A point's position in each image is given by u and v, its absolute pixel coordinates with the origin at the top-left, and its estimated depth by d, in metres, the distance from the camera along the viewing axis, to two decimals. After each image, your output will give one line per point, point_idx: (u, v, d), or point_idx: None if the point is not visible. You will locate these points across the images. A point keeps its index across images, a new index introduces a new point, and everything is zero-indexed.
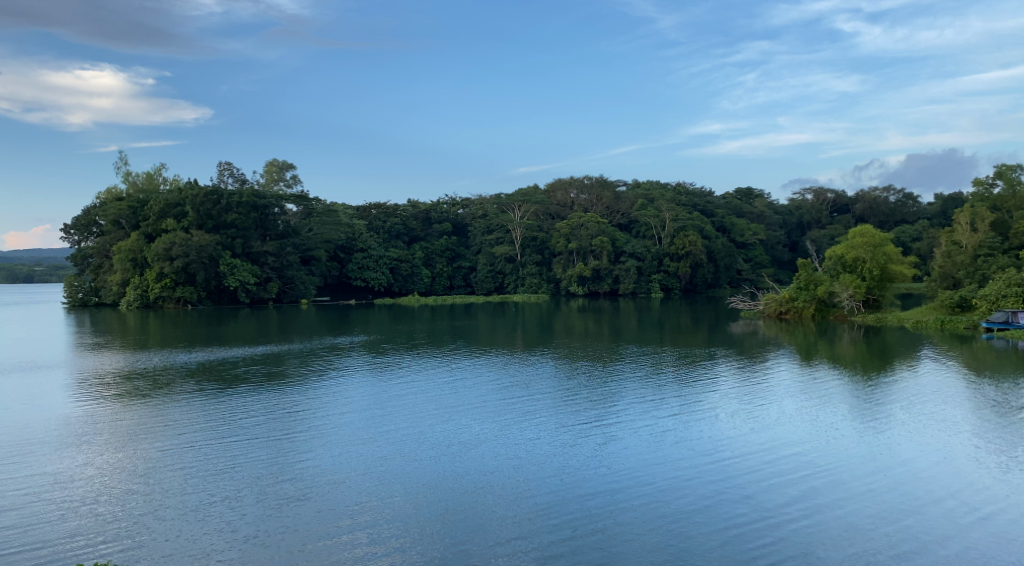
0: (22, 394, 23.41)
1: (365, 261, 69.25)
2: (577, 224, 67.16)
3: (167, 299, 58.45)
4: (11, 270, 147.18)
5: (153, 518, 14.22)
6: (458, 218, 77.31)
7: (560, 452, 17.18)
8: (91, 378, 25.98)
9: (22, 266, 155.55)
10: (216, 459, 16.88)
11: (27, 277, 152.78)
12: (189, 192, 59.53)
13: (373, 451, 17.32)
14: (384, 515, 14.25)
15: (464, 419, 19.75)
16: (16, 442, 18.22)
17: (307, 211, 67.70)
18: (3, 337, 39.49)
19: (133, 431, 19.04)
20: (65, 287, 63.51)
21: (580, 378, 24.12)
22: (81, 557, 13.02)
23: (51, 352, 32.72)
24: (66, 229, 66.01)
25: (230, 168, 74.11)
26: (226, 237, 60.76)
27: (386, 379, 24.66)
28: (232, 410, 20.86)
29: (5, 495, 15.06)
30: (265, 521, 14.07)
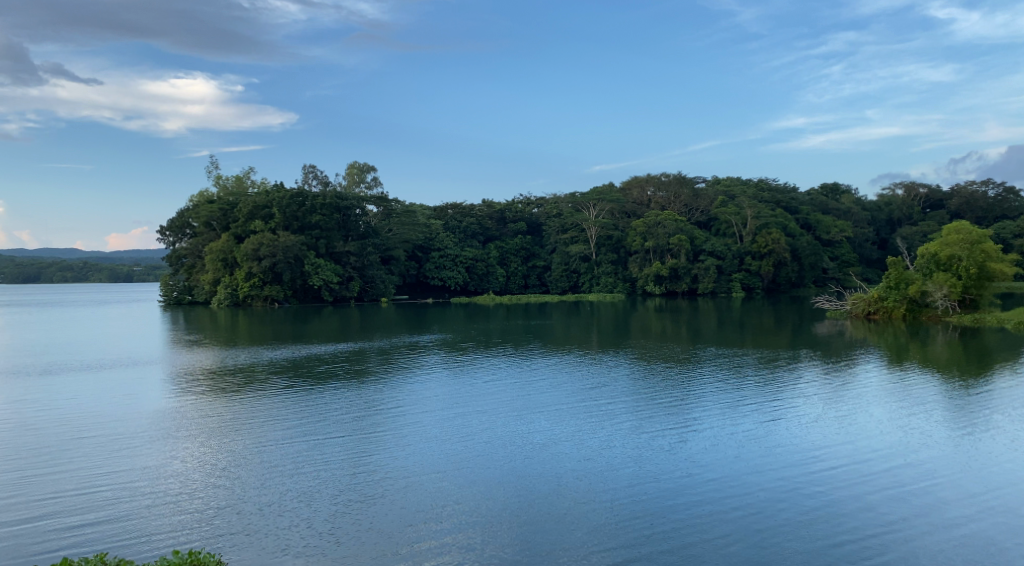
0: (120, 388, 24.21)
1: (441, 260, 69.64)
2: (654, 223, 66.03)
3: (255, 299, 60.09)
4: (112, 270, 155.93)
5: (234, 510, 14.36)
6: (533, 217, 76.90)
7: (638, 457, 16.77)
8: (188, 373, 26.71)
9: (119, 267, 162.64)
10: (299, 455, 16.99)
11: (125, 277, 159.43)
12: (276, 194, 61.71)
13: (449, 452, 17.16)
14: (460, 516, 14.09)
15: (541, 421, 19.45)
16: (113, 434, 18.78)
17: (387, 212, 68.61)
18: (105, 334, 41.08)
19: (222, 425, 19.40)
20: (160, 287, 65.86)
21: (661, 381, 23.55)
22: (174, 545, 13.26)
23: (150, 349, 33.77)
24: (162, 231, 68.47)
25: (314, 170, 76.01)
26: (311, 237, 61.99)
27: (464, 379, 24.57)
28: (315, 406, 21.10)
29: (101, 485, 15.49)
30: (340, 518, 14.05)
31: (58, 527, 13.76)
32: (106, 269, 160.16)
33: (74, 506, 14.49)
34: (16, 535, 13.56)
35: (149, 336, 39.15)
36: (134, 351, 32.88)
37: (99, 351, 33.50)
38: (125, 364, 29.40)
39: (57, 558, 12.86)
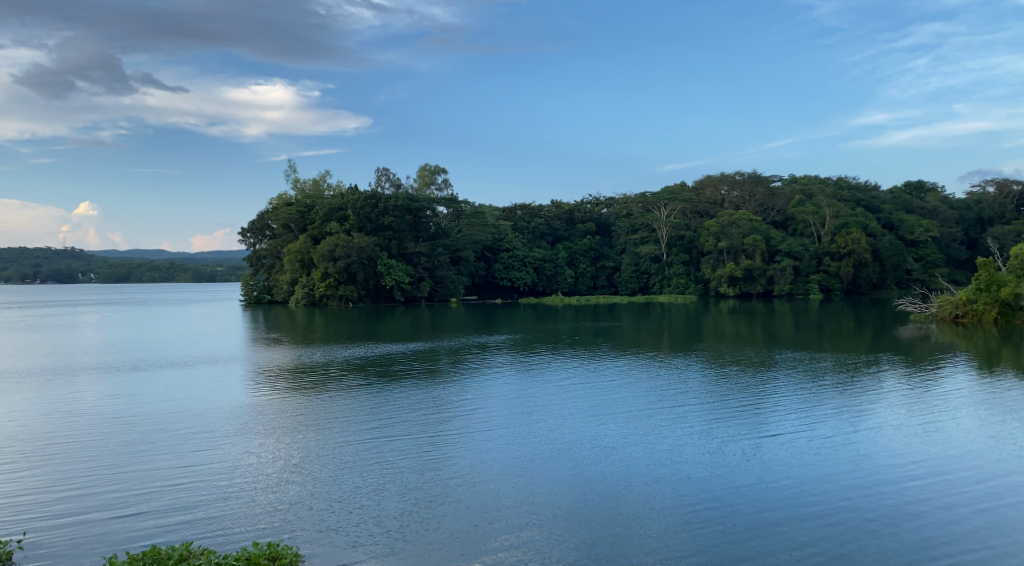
0: (202, 384, 24.75)
1: (510, 261, 69.62)
2: (728, 222, 64.93)
3: (331, 298, 61.21)
4: (197, 272, 163.21)
5: (306, 505, 14.37)
6: (602, 217, 76.19)
7: (712, 462, 16.28)
8: (266, 370, 27.14)
9: (203, 268, 168.38)
10: (370, 453, 16.93)
11: (209, 277, 164.74)
12: (351, 196, 62.86)
13: (518, 453, 16.93)
14: (528, 517, 13.85)
15: (612, 424, 19.07)
16: (194, 429, 19.14)
17: (457, 213, 68.94)
18: (190, 332, 42.35)
19: (297, 422, 19.55)
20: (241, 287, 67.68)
21: (734, 385, 22.93)
22: (251, 536, 13.35)
23: (230, 347, 34.48)
24: (244, 233, 70.44)
25: (388, 172, 77.23)
26: (384, 238, 62.55)
27: (533, 380, 24.34)
28: (386, 404, 21.10)
29: (182, 477, 15.75)
30: (408, 516, 13.93)
31: (140, 515, 14.02)
32: (190, 270, 165.93)
33: (156, 497, 14.76)
34: (103, 520, 13.87)
35: (229, 334, 40.06)
36: (216, 349, 33.68)
37: (184, 348, 34.45)
38: (207, 361, 30.08)
39: (143, 544, 13.08)
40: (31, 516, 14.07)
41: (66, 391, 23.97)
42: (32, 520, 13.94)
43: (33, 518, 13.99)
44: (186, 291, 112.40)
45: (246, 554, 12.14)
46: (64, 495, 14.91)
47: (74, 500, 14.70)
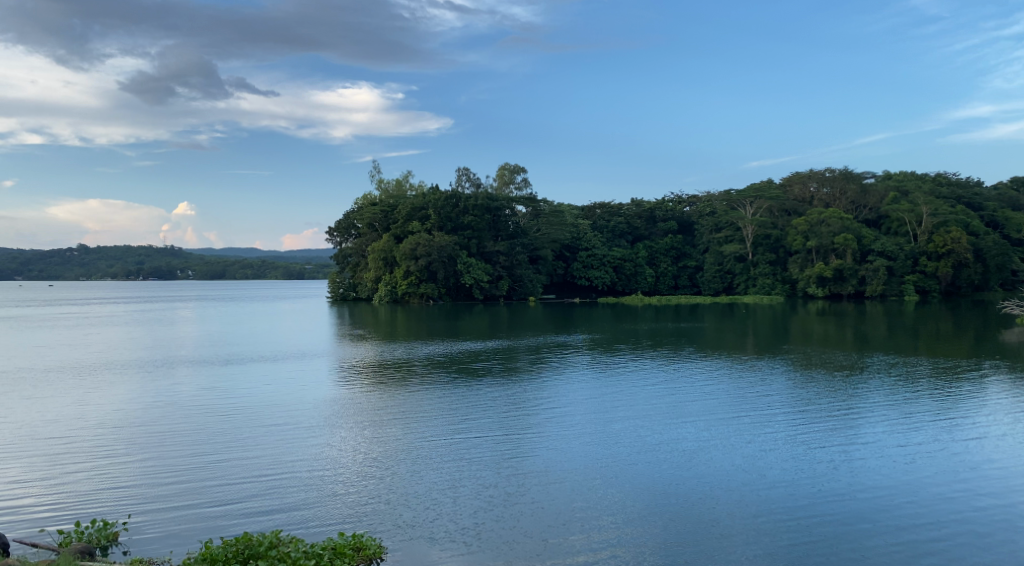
0: (288, 379, 25.13)
1: (589, 260, 68.98)
2: (817, 220, 62.90)
3: (412, 295, 61.72)
4: (288, 269, 167.97)
5: (383, 500, 14.28)
6: (684, 215, 74.71)
7: (798, 468, 15.61)
8: (349, 366, 27.39)
9: (292, 266, 172.80)
10: (447, 450, 16.77)
11: (297, 274, 168.42)
12: (432, 196, 63.67)
13: (596, 454, 16.53)
14: (608, 518, 13.48)
15: (692, 427, 18.50)
16: (277, 422, 19.35)
17: (536, 212, 68.75)
18: (279, 327, 43.24)
19: (377, 417, 19.56)
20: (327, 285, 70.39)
21: (821, 389, 22.04)
22: (332, 526, 13.33)
23: (317, 342, 35.04)
24: (331, 233, 71.92)
25: (468, 172, 77.61)
26: (463, 237, 62.86)
27: (611, 380, 23.88)
28: (464, 401, 20.96)
29: (266, 468, 15.88)
30: (483, 513, 13.68)
31: (228, 502, 14.20)
32: (281, 267, 170.55)
33: (244, 486, 14.93)
34: (195, 506, 14.08)
35: (315, 330, 40.76)
36: (302, 344, 34.28)
37: (272, 343, 35.18)
38: (292, 356, 30.55)
39: (236, 530, 13.22)
40: (130, 500, 14.39)
41: (163, 382, 24.70)
42: (131, 504, 14.25)
43: (132, 502, 14.30)
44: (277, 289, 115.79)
45: (332, 544, 12.16)
46: (161, 481, 15.24)
47: (169, 487, 14.99)
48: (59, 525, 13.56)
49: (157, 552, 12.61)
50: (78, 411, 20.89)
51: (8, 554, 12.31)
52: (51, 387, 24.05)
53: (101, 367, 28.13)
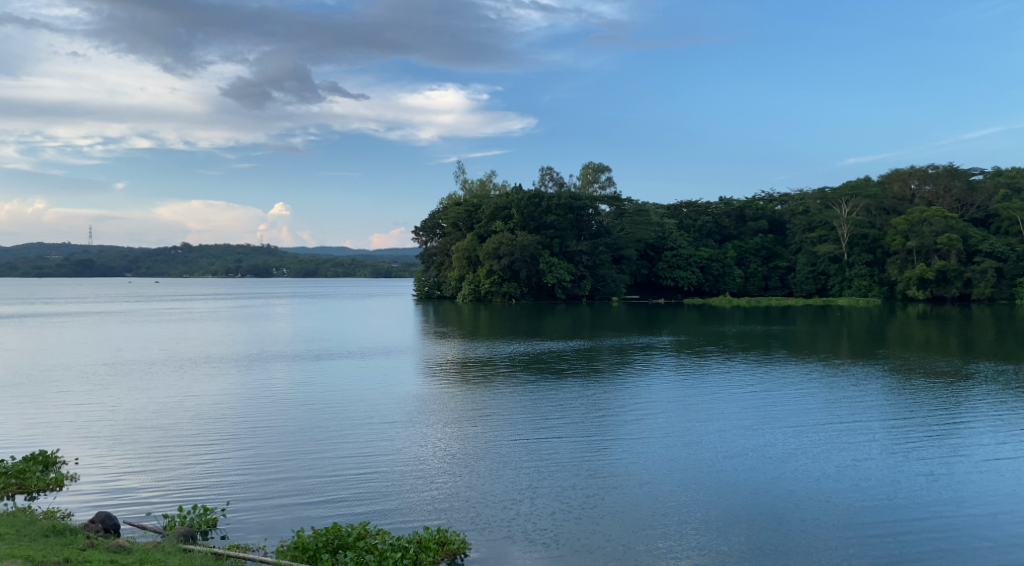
0: (374, 375, 25.41)
1: (675, 260, 67.92)
2: (919, 219, 60.28)
3: (495, 295, 62.07)
4: (377, 268, 170.92)
5: (461, 498, 14.17)
6: (776, 214, 72.60)
7: (895, 478, 14.92)
8: (433, 363, 27.52)
9: (381, 265, 175.60)
10: (525, 450, 16.57)
11: (386, 272, 171.17)
12: (515, 196, 63.60)
13: (680, 458, 16.10)
14: (690, 525, 13.07)
15: (780, 433, 17.84)
16: (363, 417, 19.55)
17: (620, 211, 68.06)
18: (367, 324, 43.91)
19: (457, 415, 19.50)
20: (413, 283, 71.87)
21: (920, 397, 21.06)
22: (417, 521, 13.31)
23: (402, 339, 35.50)
24: (417, 232, 72.86)
25: (552, 172, 77.53)
26: (546, 237, 62.77)
27: (697, 383, 23.31)
28: (545, 401, 20.73)
29: (351, 462, 16.01)
30: (560, 515, 13.44)
31: (317, 495, 14.34)
32: (370, 265, 173.58)
33: (331, 479, 15.09)
34: (287, 497, 14.28)
35: (401, 328, 41.25)
36: (389, 341, 34.66)
37: (360, 339, 35.72)
38: (378, 352, 30.89)
39: (326, 521, 13.35)
40: (228, 489, 14.69)
41: (258, 377, 25.32)
42: (229, 492, 14.57)
43: (231, 491, 14.62)
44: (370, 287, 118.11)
45: (417, 537, 12.07)
46: (257, 472, 15.55)
47: (265, 477, 15.27)
48: (164, 509, 13.96)
49: (253, 538, 12.81)
50: (180, 402, 21.57)
51: (118, 534, 12.68)
52: (155, 379, 24.98)
53: (200, 360, 29.14)
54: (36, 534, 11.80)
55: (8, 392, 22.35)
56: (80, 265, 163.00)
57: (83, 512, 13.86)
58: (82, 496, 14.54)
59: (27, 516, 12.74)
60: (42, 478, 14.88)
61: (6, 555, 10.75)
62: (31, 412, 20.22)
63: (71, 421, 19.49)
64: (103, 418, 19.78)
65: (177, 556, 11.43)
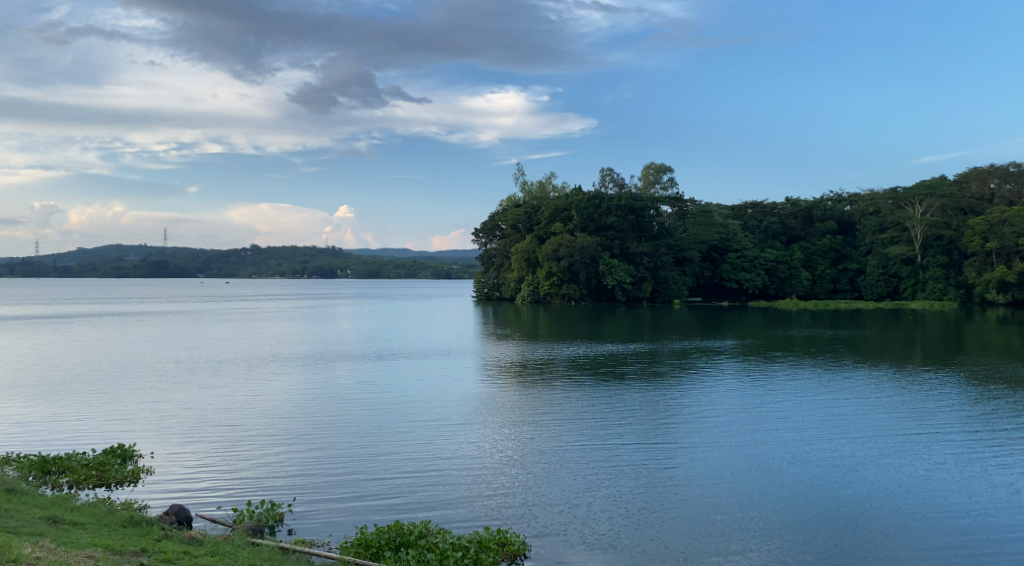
0: (437, 375, 25.63)
1: (739, 261, 66.92)
2: (999, 220, 58.15)
3: (554, 296, 62.21)
4: (437, 270, 172.11)
5: (518, 501, 14.10)
6: (845, 215, 70.83)
7: (970, 490, 14.44)
8: (493, 364, 27.62)
9: (442, 266, 176.66)
10: (584, 454, 16.49)
11: (447, 274, 172.33)
12: (575, 197, 63.48)
13: (742, 465, 15.83)
14: (753, 536, 12.77)
15: (849, 441, 17.42)
16: (425, 417, 19.71)
17: (682, 212, 67.47)
18: (429, 325, 44.27)
19: (516, 417, 19.50)
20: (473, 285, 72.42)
21: (998, 405, 20.34)
22: (480, 521, 13.36)
23: (462, 340, 35.75)
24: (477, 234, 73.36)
25: (612, 173, 77.13)
26: (606, 238, 62.57)
27: (761, 388, 22.92)
28: (605, 405, 20.59)
29: (413, 462, 16.15)
30: (619, 520, 13.26)
31: (379, 494, 14.47)
32: (431, 267, 174.85)
33: (395, 478, 15.26)
34: (349, 495, 14.46)
35: (462, 329, 41.54)
36: (450, 342, 34.91)
37: (421, 340, 36.05)
38: (439, 353, 31.12)
39: (389, 519, 13.50)
40: (295, 486, 14.94)
41: (323, 376, 25.72)
42: (295, 488, 14.84)
43: (296, 487, 14.89)
44: (433, 289, 119.09)
45: (477, 537, 12.09)
46: (321, 469, 15.81)
47: (331, 475, 15.51)
48: (234, 503, 14.28)
49: (318, 533, 13.00)
50: (248, 400, 22.05)
51: (190, 526, 13.00)
52: (224, 377, 25.59)
53: (268, 358, 29.82)
54: (114, 524, 12.17)
55: (87, 387, 23.21)
56: (155, 266, 168.41)
57: (158, 504, 14.25)
58: (156, 488, 14.97)
59: (106, 507, 13.17)
60: (120, 471, 15.39)
61: (88, 543, 11.08)
62: (109, 407, 20.95)
63: (147, 416, 20.11)
64: (176, 413, 20.38)
65: (246, 549, 11.65)
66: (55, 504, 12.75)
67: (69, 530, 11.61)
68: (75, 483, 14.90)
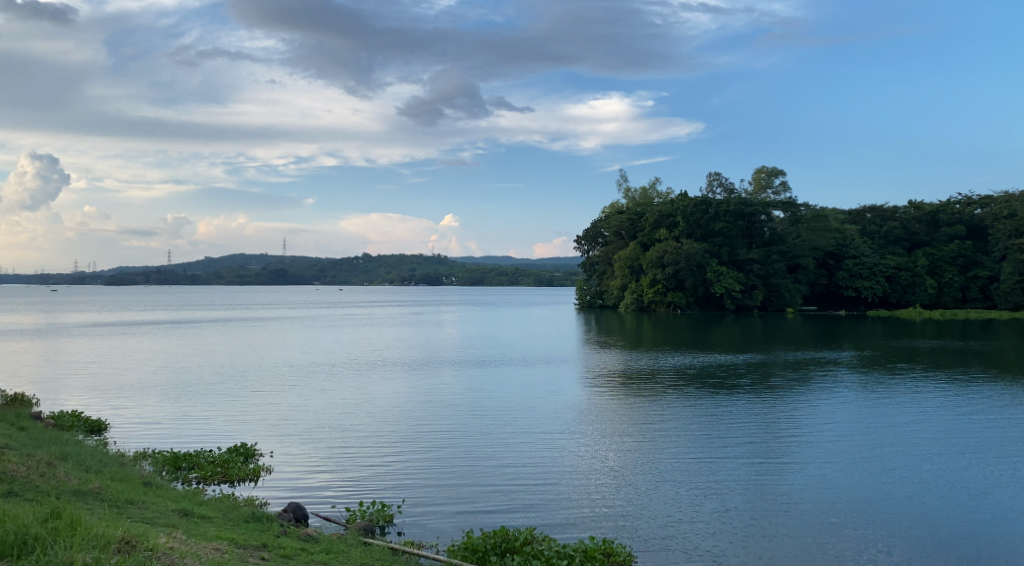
0: (543, 383, 25.96)
1: (857, 269, 64.99)
2: None
3: (660, 304, 61.83)
4: (540, 276, 172.52)
5: (620, 513, 14.24)
6: (975, 218, 67.24)
7: None
8: (600, 373, 27.75)
9: (544, 273, 176.80)
10: (690, 467, 16.44)
11: (548, 281, 171.01)
12: (681, 203, 62.87)
13: (856, 483, 15.46)
14: (861, 558, 12.53)
15: (976, 461, 16.73)
16: (532, 426, 20.01)
17: (795, 218, 65.85)
18: (533, 332, 44.71)
19: (622, 428, 19.57)
20: (576, 292, 72.85)
21: None
22: (589, 531, 13.56)
23: (565, 347, 35.92)
24: (579, 241, 73.70)
25: (720, 178, 76.03)
26: (714, 245, 61.89)
27: (881, 402, 22.20)
28: (714, 417, 20.42)
29: (522, 471, 16.47)
30: (724, 536, 13.22)
31: (487, 502, 14.84)
32: (533, 274, 175.18)
33: (503, 485, 15.65)
34: (457, 501, 14.92)
35: (566, 336, 41.82)
36: (554, 349, 35.22)
37: (525, 347, 36.45)
38: (544, 360, 31.43)
39: (496, 524, 13.90)
40: (404, 490, 15.52)
41: (431, 381, 26.41)
42: (405, 491, 15.43)
43: (406, 490, 15.49)
44: (537, 296, 119.71)
45: (582, 547, 12.27)
46: (431, 474, 16.37)
47: (440, 480, 16.02)
48: (346, 503, 14.97)
49: (426, 536, 13.49)
50: (360, 404, 22.90)
51: (307, 524, 13.69)
52: (337, 381, 26.63)
53: (379, 363, 30.78)
54: (238, 519, 12.95)
55: (212, 389, 24.58)
56: (274, 273, 175.24)
57: (278, 501, 15.08)
58: (276, 487, 15.82)
59: (231, 502, 14.02)
60: (242, 469, 16.32)
61: (214, 536, 11.81)
62: (231, 408, 22.17)
63: (267, 417, 21.20)
64: (293, 415, 21.41)
65: (358, 548, 12.22)
66: (187, 498, 13.68)
67: (198, 523, 12.41)
68: (202, 479, 15.86)
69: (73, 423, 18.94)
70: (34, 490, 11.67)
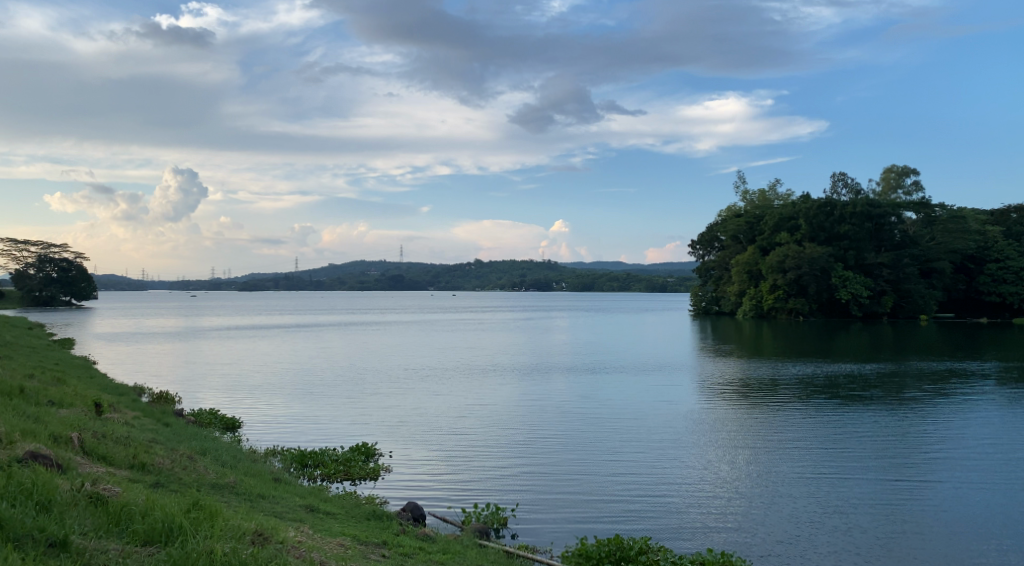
0: (660, 390, 25.91)
1: (1000, 273, 61.34)
2: None
3: (780, 310, 60.48)
4: (653, 283, 170.68)
5: (737, 528, 14.11)
6: None
7: None
8: (718, 381, 27.42)
9: (657, 279, 174.80)
10: (813, 483, 16.10)
11: (661, 287, 169.16)
12: (803, 205, 61.66)
13: (995, 507, 14.77)
14: None
15: None
16: (651, 435, 19.97)
17: (929, 219, 63.22)
18: (650, 339, 44.65)
19: (742, 440, 19.28)
20: (691, 298, 71.99)
21: None
22: (708, 544, 13.50)
23: (682, 354, 35.61)
24: (694, 246, 72.86)
25: (844, 178, 73.66)
26: (839, 249, 59.94)
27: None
28: (839, 431, 19.85)
29: (642, 482, 16.46)
30: (848, 557, 12.92)
31: (603, 512, 14.95)
32: (646, 280, 173.51)
33: (621, 495, 15.71)
34: (570, 509, 15.14)
35: (681, 343, 41.54)
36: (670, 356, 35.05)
37: (639, 354, 36.42)
38: (660, 367, 31.33)
39: (611, 532, 14.07)
40: (518, 495, 15.85)
41: (546, 387, 26.72)
42: (519, 496, 15.80)
43: (520, 496, 15.85)
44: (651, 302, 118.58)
45: (700, 558, 12.27)
46: (545, 481, 16.64)
47: (553, 487, 16.29)
48: (462, 504, 15.49)
49: (541, 541, 13.76)
50: (476, 408, 23.43)
51: (424, 523, 14.19)
52: (455, 385, 27.32)
53: (495, 368, 31.34)
54: (360, 517, 13.54)
55: (337, 391, 25.67)
56: (392, 279, 180.06)
57: (397, 500, 15.69)
58: (393, 486, 16.45)
59: (353, 500, 14.67)
60: (363, 468, 17.07)
61: (339, 533, 12.43)
62: (353, 409, 23.08)
63: (386, 420, 21.97)
64: (412, 418, 22.15)
65: (473, 550, 12.61)
66: (313, 495, 14.41)
67: (324, 519, 13.07)
68: (327, 476, 16.62)
69: (210, 420, 20.20)
70: (178, 481, 12.54)
